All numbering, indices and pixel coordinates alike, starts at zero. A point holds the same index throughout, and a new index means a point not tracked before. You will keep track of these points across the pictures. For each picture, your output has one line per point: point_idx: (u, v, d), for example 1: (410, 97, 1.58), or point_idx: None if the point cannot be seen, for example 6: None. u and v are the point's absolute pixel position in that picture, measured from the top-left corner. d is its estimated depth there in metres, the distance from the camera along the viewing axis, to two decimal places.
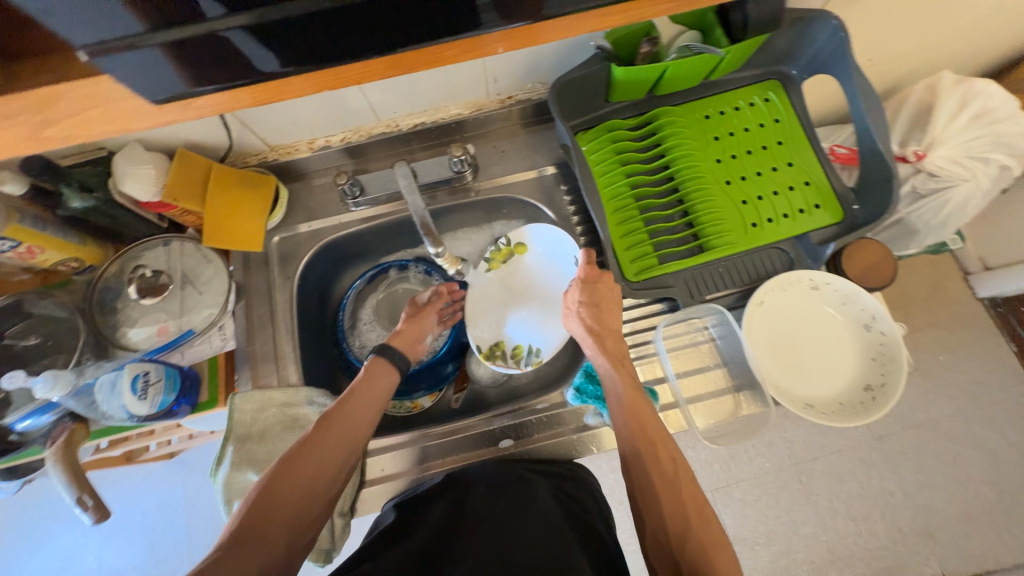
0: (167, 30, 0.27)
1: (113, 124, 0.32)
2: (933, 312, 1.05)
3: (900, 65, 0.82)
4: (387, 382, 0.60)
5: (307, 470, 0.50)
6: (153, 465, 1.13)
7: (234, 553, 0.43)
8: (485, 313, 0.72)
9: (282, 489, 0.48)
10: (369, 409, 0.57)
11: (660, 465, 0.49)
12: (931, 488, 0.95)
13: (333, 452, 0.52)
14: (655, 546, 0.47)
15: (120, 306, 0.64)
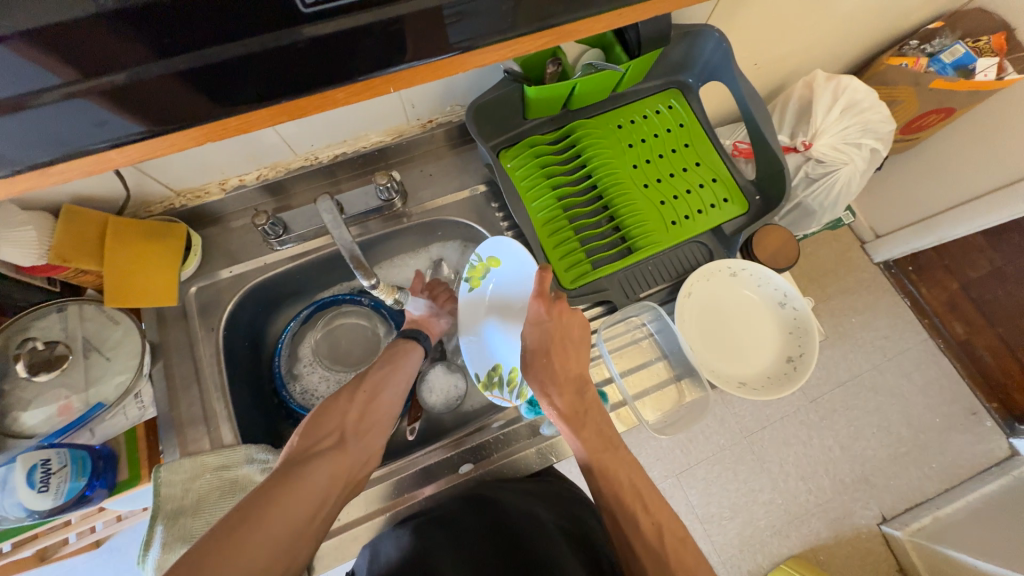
0: (89, 81, 0.27)
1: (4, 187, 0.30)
2: (841, 280, 1.18)
3: (780, 67, 0.92)
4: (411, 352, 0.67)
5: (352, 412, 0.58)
6: (77, 558, 0.99)
7: (299, 467, 0.50)
8: (473, 339, 0.70)
9: (331, 424, 0.55)
10: (395, 366, 0.65)
11: (639, 530, 0.51)
12: (861, 437, 1.05)
13: (371, 397, 0.60)
14: None
15: (6, 387, 0.55)
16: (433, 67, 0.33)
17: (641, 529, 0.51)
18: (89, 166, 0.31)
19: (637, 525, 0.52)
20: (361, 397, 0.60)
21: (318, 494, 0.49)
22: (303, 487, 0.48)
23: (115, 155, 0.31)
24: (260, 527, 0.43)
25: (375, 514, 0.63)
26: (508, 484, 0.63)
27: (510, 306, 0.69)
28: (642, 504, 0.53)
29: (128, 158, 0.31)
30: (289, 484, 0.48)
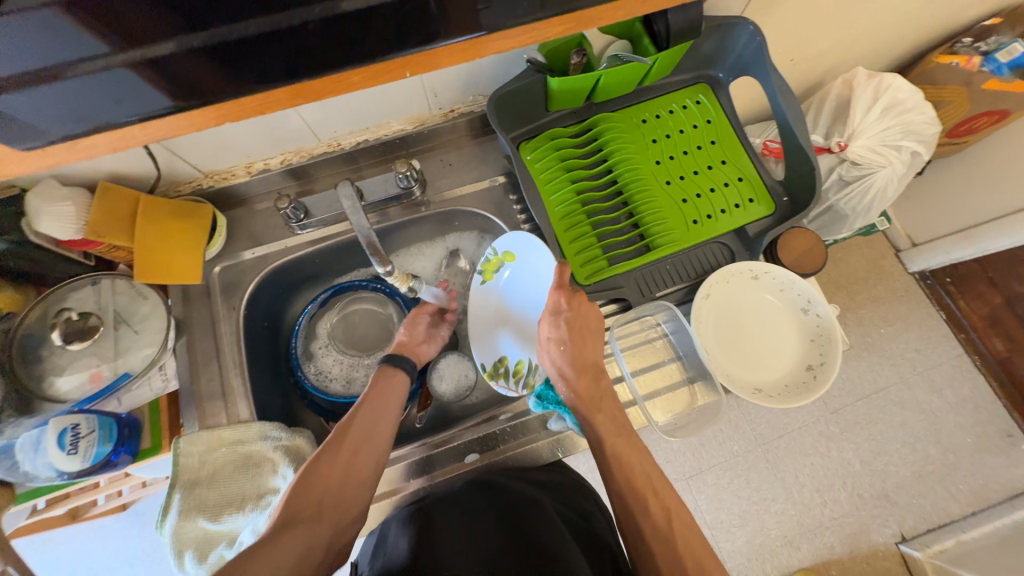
0: (130, 50, 0.27)
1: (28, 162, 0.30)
2: (872, 288, 1.13)
3: (818, 63, 0.87)
4: (399, 386, 0.63)
5: (337, 467, 0.54)
6: (105, 519, 1.05)
7: (280, 536, 0.46)
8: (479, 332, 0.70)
9: (314, 486, 0.51)
10: (383, 408, 0.60)
11: (648, 512, 0.51)
12: (884, 453, 1.01)
13: (358, 447, 0.56)
14: None
15: (45, 352, 0.59)
16: (455, 49, 0.31)
17: (649, 523, 0.50)
18: (112, 143, 0.30)
19: (647, 509, 0.51)
20: (348, 448, 0.55)
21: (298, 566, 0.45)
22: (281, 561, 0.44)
23: (139, 133, 0.30)
24: None
25: (382, 496, 0.65)
26: (518, 473, 0.63)
27: (522, 302, 0.69)
28: (654, 500, 0.52)
29: (153, 136, 0.30)
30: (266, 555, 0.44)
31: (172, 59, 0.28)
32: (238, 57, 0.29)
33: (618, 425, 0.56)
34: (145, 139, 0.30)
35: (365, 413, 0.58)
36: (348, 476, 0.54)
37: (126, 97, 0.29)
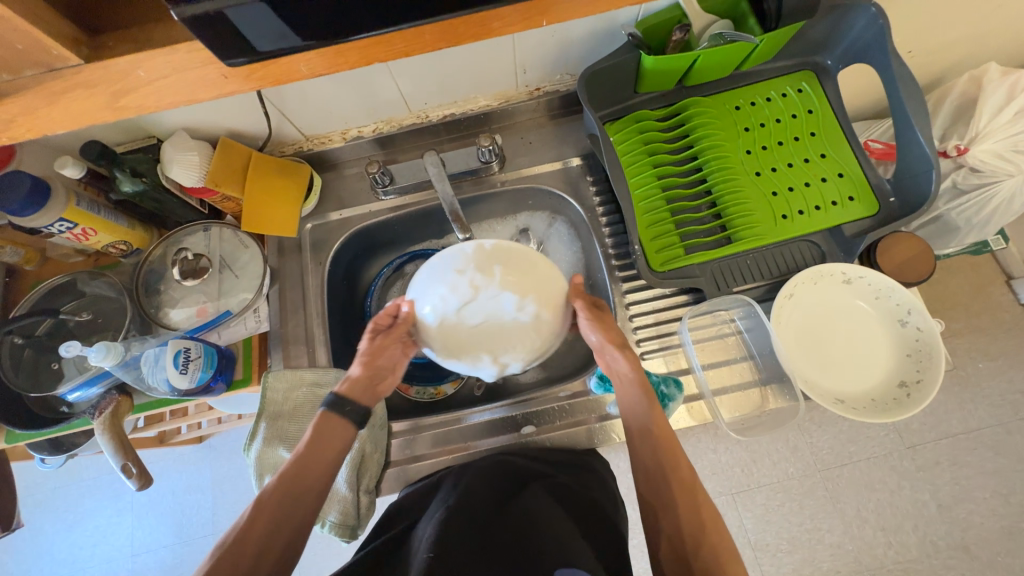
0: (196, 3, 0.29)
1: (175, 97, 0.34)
2: (972, 317, 1.00)
3: (943, 58, 0.78)
4: (338, 440, 0.52)
5: (250, 554, 0.45)
6: (183, 449, 1.17)
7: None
8: (452, 356, 0.54)
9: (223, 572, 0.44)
10: (315, 477, 0.50)
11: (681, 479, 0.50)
12: (968, 500, 0.91)
13: (280, 523, 0.47)
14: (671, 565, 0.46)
15: (162, 287, 0.67)
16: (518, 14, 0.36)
17: (688, 539, 0.46)
18: (277, 76, 0.37)
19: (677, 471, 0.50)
20: (261, 534, 0.46)
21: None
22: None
23: (301, 67, 0.37)
24: None
25: (441, 453, 0.67)
26: (535, 455, 0.63)
27: (493, 342, 0.53)
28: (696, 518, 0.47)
29: (311, 70, 0.37)
30: None
31: (263, 6, 0.30)
32: (396, 5, 0.32)
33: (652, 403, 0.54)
34: (304, 74, 0.37)
35: (285, 486, 0.48)
36: (261, 566, 0.45)
37: (286, 35, 0.33)
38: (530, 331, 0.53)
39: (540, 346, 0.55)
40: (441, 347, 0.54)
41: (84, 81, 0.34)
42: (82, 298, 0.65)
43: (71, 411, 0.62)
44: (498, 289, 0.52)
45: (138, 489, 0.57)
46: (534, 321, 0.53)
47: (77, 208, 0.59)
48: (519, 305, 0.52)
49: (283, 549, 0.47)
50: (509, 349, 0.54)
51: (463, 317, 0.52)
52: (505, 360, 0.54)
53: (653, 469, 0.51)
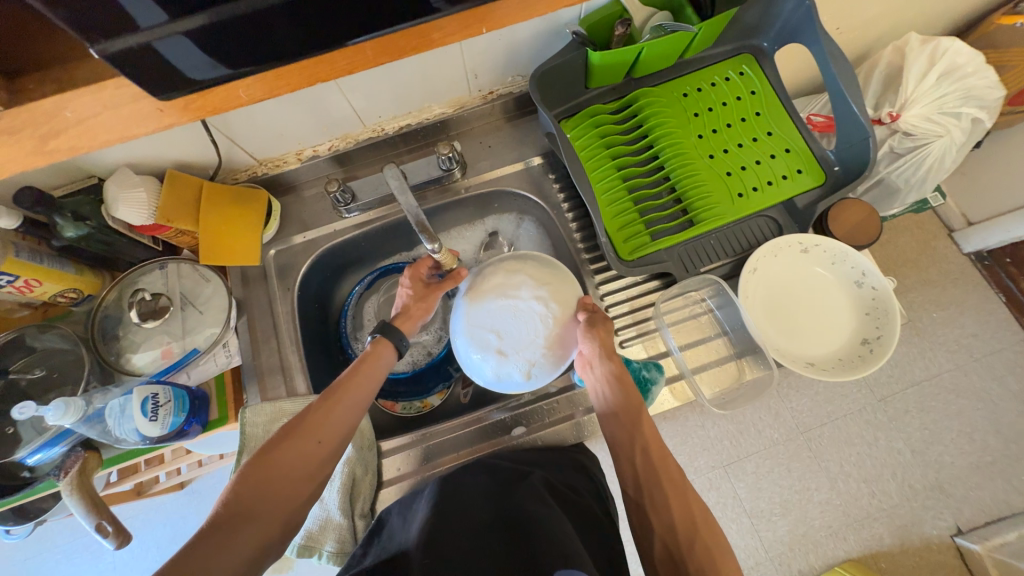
0: (124, 37, 0.28)
1: (114, 133, 0.34)
2: (921, 271, 1.06)
3: (868, 32, 0.83)
4: (385, 367, 0.59)
5: (312, 439, 0.50)
6: (164, 498, 1.12)
7: (227, 529, 0.44)
8: (466, 336, 0.60)
9: (290, 451, 0.49)
10: (371, 392, 0.56)
11: (669, 468, 0.51)
12: (938, 442, 0.96)
13: (341, 422, 0.52)
14: (662, 552, 0.47)
15: (121, 332, 0.64)
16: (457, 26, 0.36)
17: (683, 539, 0.47)
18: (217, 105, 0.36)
19: (667, 461, 0.52)
20: (328, 423, 0.51)
21: (244, 567, 0.43)
22: (228, 556, 0.43)
23: (241, 93, 0.36)
24: (224, 551, 0.43)
25: (433, 466, 0.66)
26: (524, 459, 0.62)
27: (500, 330, 0.58)
28: (691, 519, 0.48)
29: (252, 97, 0.36)
30: (208, 547, 0.42)
31: (185, 38, 0.30)
32: (331, 22, 0.32)
33: (641, 411, 0.55)
34: (246, 100, 0.37)
35: (352, 390, 0.54)
36: (306, 465, 0.49)
37: (218, 63, 0.32)
38: (535, 322, 0.58)
39: (542, 342, 0.58)
40: (462, 325, 0.61)
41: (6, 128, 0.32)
42: (34, 354, 0.61)
43: (33, 474, 0.58)
44: (519, 278, 0.60)
45: (116, 548, 0.54)
46: (543, 312, 0.59)
47: (15, 259, 0.55)
48: (533, 292, 0.59)
49: (336, 447, 0.52)
50: (514, 336, 0.58)
51: (486, 296, 0.60)
52: (507, 349, 0.58)
53: (645, 476, 0.51)
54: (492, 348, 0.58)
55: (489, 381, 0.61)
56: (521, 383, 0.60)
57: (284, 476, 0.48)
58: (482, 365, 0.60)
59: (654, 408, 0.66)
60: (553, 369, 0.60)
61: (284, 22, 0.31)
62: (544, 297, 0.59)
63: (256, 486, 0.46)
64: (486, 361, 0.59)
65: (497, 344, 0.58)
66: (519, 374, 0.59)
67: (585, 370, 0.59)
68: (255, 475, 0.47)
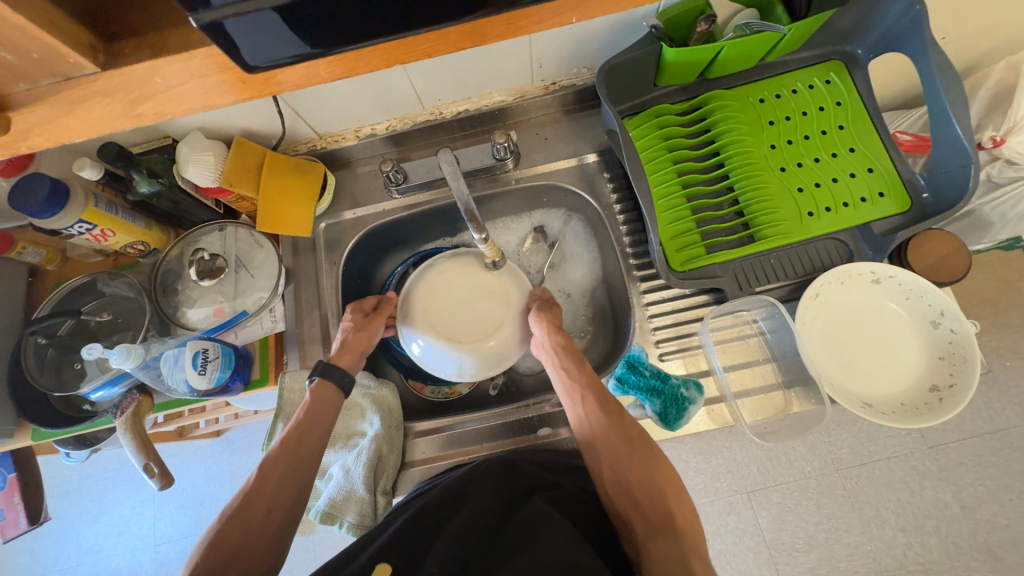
0: (218, 9, 0.28)
1: (198, 102, 0.35)
2: (1001, 313, 0.96)
3: (980, 44, 0.74)
4: (334, 404, 0.59)
5: (274, 482, 0.52)
6: (201, 441, 1.19)
7: None
8: (419, 327, 0.58)
9: (244, 522, 0.50)
10: (321, 428, 0.57)
11: (607, 403, 0.56)
12: (993, 501, 0.88)
13: (290, 481, 0.53)
14: (610, 477, 0.52)
15: (180, 287, 0.67)
16: (540, 17, 0.35)
17: (623, 455, 0.53)
18: (297, 80, 0.37)
19: (604, 399, 0.56)
20: (286, 465, 0.54)
21: None
22: None
23: (321, 70, 0.36)
24: None
25: (456, 452, 0.67)
26: (539, 458, 0.61)
27: (464, 327, 0.57)
28: (628, 438, 0.53)
29: (331, 74, 0.37)
30: None
31: (273, 13, 0.29)
32: (417, 6, 0.31)
33: (582, 363, 0.58)
34: (324, 77, 0.37)
35: (289, 451, 0.54)
36: (278, 504, 0.52)
37: (305, 42, 0.32)
38: (497, 318, 0.58)
39: (499, 329, 0.58)
40: (422, 321, 0.58)
41: (101, 90, 0.34)
42: (103, 298, 0.65)
43: (94, 409, 0.63)
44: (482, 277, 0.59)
45: (159, 488, 0.58)
46: (508, 307, 0.59)
47: (95, 209, 0.59)
48: (487, 285, 0.59)
49: (292, 512, 0.53)
50: (470, 325, 0.57)
51: (440, 289, 0.59)
52: (472, 344, 0.57)
53: (593, 421, 0.55)
54: (458, 344, 0.57)
55: (445, 372, 0.59)
56: (479, 373, 0.59)
57: (245, 547, 0.49)
58: (447, 361, 0.57)
59: (688, 427, 0.63)
60: (511, 357, 0.59)
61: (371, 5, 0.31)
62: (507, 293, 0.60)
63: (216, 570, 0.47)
64: (453, 358, 0.57)
65: (462, 340, 0.57)
66: (478, 362, 0.57)
67: (538, 351, 0.60)
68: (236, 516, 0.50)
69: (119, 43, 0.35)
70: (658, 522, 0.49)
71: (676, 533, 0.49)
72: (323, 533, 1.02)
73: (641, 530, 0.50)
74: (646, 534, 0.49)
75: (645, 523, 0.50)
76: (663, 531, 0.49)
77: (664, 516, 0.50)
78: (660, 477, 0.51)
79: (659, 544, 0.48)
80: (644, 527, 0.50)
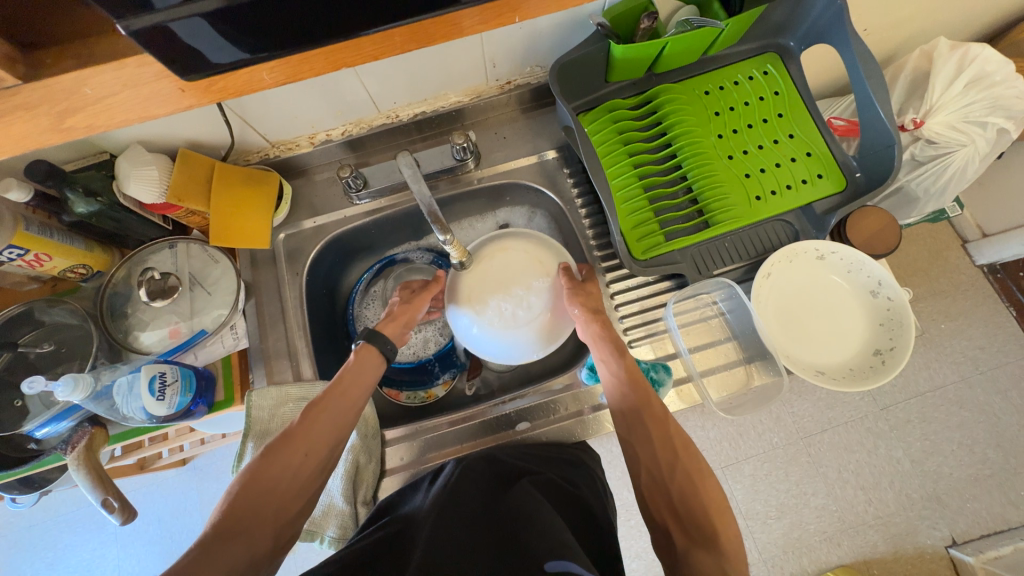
0: (151, 14, 0.27)
1: (135, 111, 0.34)
2: (932, 281, 1.05)
3: (897, 34, 0.81)
4: (371, 373, 0.58)
5: (305, 442, 0.50)
6: (166, 472, 1.13)
7: (215, 550, 0.43)
8: (470, 314, 0.60)
9: (261, 487, 0.47)
10: (357, 396, 0.55)
11: (651, 408, 0.55)
12: (938, 453, 0.95)
13: (320, 444, 0.51)
14: (647, 479, 0.52)
15: (129, 310, 0.64)
16: (488, 14, 0.36)
17: (664, 464, 0.52)
18: (240, 87, 0.36)
19: (648, 401, 0.55)
20: (318, 427, 0.51)
21: None
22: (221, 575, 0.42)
23: (264, 76, 0.35)
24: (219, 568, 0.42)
25: (436, 455, 0.67)
26: (523, 451, 0.62)
27: (502, 311, 0.59)
28: (671, 445, 0.53)
29: (275, 79, 0.36)
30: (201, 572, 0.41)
31: (203, 20, 0.28)
32: (360, 11, 0.31)
33: (623, 352, 0.59)
34: (268, 82, 0.36)
35: (329, 409, 0.52)
36: (304, 467, 0.50)
37: (244, 47, 0.32)
38: (532, 302, 0.60)
39: (544, 312, 0.61)
40: (467, 304, 0.60)
41: (23, 103, 0.32)
42: (42, 328, 0.61)
43: (40, 447, 0.59)
44: (516, 257, 0.61)
45: (120, 523, 0.55)
46: (539, 291, 0.61)
47: (27, 233, 0.55)
48: (531, 269, 0.61)
49: (298, 508, 0.49)
50: (521, 310, 0.60)
51: (483, 272, 0.61)
52: (510, 326, 0.59)
53: (631, 420, 0.55)
54: (500, 326, 0.59)
55: (495, 353, 0.62)
56: (528, 352, 0.63)
57: (241, 534, 0.44)
58: (491, 341, 0.61)
59: None
60: (555, 336, 0.63)
61: (311, 9, 0.30)
62: (537, 276, 0.61)
63: (203, 556, 0.42)
64: (497, 339, 0.60)
65: (502, 322, 0.59)
66: (526, 344, 0.61)
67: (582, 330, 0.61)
68: (259, 475, 0.47)
69: (42, 51, 0.33)
70: (699, 536, 0.47)
71: (721, 552, 0.46)
72: (305, 553, 0.99)
73: (681, 542, 0.48)
74: (685, 547, 0.47)
75: (684, 535, 0.48)
76: (704, 545, 0.47)
77: (704, 530, 0.47)
78: (704, 492, 0.50)
79: (701, 559, 0.46)
80: (684, 540, 0.48)
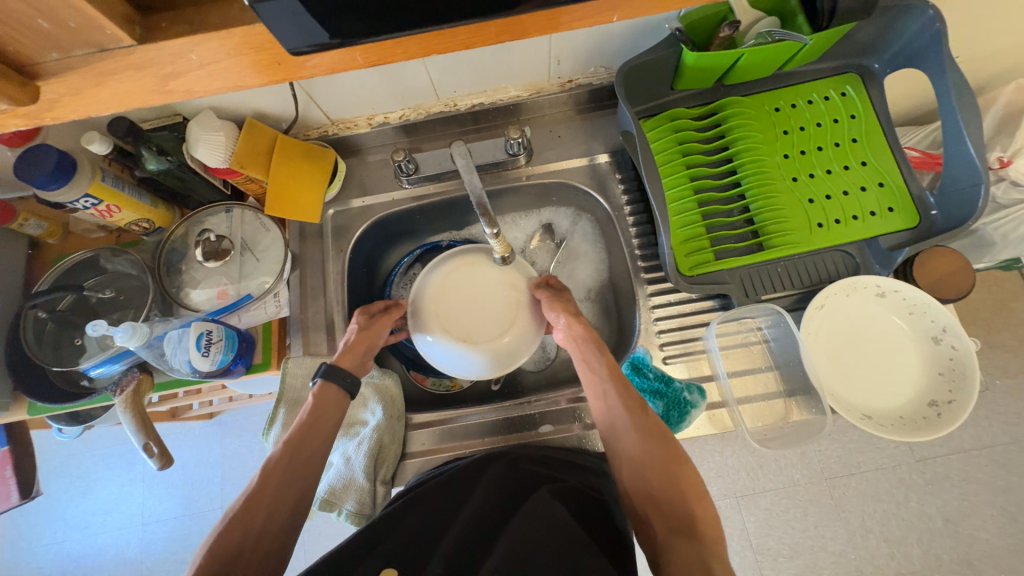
0: None
1: (230, 80, 0.35)
2: (993, 333, 0.97)
3: (993, 65, 0.75)
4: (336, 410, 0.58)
5: (275, 481, 0.51)
6: (193, 423, 1.19)
7: None
8: (431, 327, 0.59)
9: (235, 537, 0.47)
10: (323, 439, 0.55)
11: (629, 400, 0.55)
12: (976, 516, 0.89)
13: (289, 491, 0.51)
14: (629, 470, 0.53)
15: (184, 267, 0.66)
16: (585, 14, 0.35)
17: (643, 458, 0.52)
18: (334, 64, 0.36)
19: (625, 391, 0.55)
20: (287, 473, 0.52)
21: None
22: None
23: (357, 57, 0.36)
24: None
25: (455, 446, 0.67)
26: (545, 455, 0.60)
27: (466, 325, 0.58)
28: (654, 434, 0.53)
29: (368, 59, 0.36)
30: None
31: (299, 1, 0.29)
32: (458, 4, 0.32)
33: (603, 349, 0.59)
34: (359, 62, 0.36)
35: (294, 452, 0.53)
36: (275, 517, 0.50)
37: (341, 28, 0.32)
38: (500, 317, 0.59)
39: (512, 329, 0.59)
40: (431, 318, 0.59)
41: (136, 62, 0.33)
42: (106, 275, 0.65)
43: (92, 385, 0.62)
44: (485, 272, 0.61)
45: (158, 468, 0.57)
46: (509, 307, 0.60)
47: (103, 183, 0.58)
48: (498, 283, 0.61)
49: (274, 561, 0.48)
50: (485, 324, 0.59)
51: (451, 287, 0.60)
52: (474, 340, 0.58)
53: (612, 418, 0.55)
54: (464, 341, 0.58)
55: (460, 371, 0.60)
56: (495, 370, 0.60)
57: None
58: (456, 356, 0.58)
59: (688, 431, 0.63)
60: (524, 352, 0.60)
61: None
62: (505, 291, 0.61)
63: None
64: (462, 353, 0.58)
65: (467, 337, 0.58)
66: (491, 358, 0.58)
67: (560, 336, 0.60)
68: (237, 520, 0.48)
69: (153, 16, 0.35)
70: (678, 526, 0.47)
71: (700, 539, 0.46)
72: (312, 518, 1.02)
73: (661, 531, 0.48)
74: (664, 537, 0.47)
75: (663, 523, 0.48)
76: (683, 532, 0.47)
77: (686, 519, 0.48)
78: (683, 477, 0.50)
79: (679, 547, 0.45)
80: (664, 529, 0.48)
